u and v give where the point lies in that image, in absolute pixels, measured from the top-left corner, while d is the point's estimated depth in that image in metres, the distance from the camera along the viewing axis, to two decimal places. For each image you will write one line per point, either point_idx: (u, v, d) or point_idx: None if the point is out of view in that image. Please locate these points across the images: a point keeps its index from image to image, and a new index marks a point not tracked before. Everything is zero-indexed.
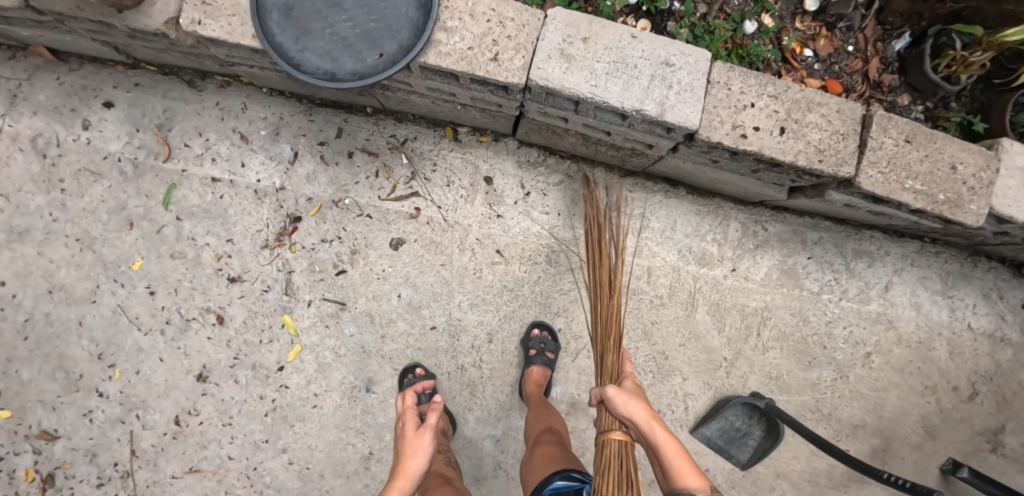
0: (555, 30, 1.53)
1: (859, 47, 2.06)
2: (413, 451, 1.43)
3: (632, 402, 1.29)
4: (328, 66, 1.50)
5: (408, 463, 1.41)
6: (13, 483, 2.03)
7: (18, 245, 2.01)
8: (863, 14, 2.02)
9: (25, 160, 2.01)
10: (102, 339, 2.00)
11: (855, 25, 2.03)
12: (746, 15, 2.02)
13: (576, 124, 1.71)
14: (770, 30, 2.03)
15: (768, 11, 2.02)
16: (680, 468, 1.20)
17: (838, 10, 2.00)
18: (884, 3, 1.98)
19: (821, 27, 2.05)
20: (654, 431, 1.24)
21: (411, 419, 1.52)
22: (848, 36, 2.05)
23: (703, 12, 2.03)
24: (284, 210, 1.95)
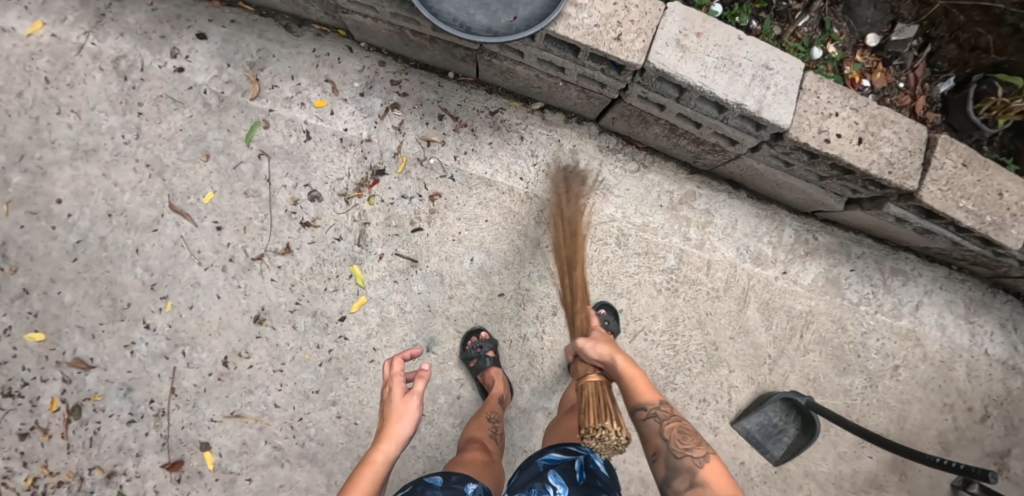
0: (673, 21, 1.64)
1: (909, 84, 2.25)
2: (399, 415, 1.31)
3: (598, 344, 1.39)
4: (463, 19, 1.59)
5: (394, 425, 1.29)
6: (36, 411, 1.93)
7: (83, 163, 1.97)
8: (915, 55, 2.23)
9: (104, 80, 1.99)
10: (158, 269, 1.95)
11: (907, 64, 2.23)
12: (815, 42, 2.17)
13: (671, 114, 1.82)
14: (834, 58, 2.19)
15: (834, 40, 2.19)
16: (635, 384, 1.29)
17: (896, 48, 2.20)
18: (935, 48, 2.21)
19: (878, 62, 2.23)
20: (619, 359, 1.34)
21: (397, 384, 1.38)
22: (901, 73, 2.24)
23: (778, 33, 2.18)
24: (367, 162, 1.97)
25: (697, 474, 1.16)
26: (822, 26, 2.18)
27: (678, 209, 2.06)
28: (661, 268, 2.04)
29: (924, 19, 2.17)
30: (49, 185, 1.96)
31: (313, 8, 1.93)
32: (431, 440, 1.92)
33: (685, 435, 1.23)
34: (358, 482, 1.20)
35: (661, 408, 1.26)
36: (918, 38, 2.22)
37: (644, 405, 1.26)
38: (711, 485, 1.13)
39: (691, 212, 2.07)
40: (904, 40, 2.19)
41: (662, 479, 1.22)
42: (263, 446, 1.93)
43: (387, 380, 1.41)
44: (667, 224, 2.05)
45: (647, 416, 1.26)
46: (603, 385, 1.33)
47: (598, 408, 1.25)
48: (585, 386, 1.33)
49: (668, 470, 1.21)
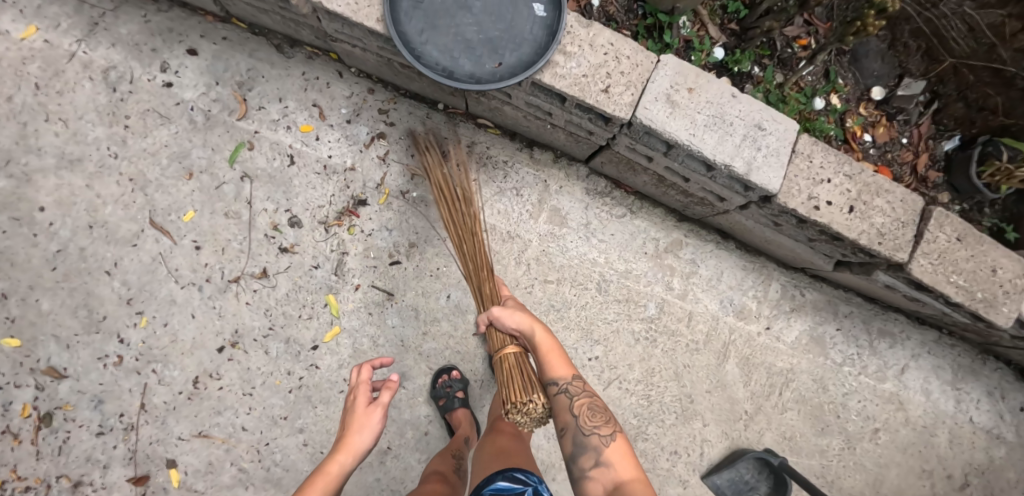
0: (665, 75, 1.58)
1: (913, 141, 2.17)
2: (358, 427, 1.31)
3: (517, 312, 1.42)
4: (446, 63, 1.56)
5: (352, 439, 1.29)
6: (7, 415, 1.94)
7: (67, 172, 1.96)
8: (921, 112, 2.16)
9: (92, 90, 1.98)
10: (135, 284, 1.95)
11: (912, 120, 2.16)
12: (817, 92, 2.10)
13: (658, 165, 1.77)
14: (836, 110, 2.12)
15: (837, 92, 2.11)
16: (551, 360, 1.37)
17: (900, 103, 2.14)
18: (942, 105, 2.14)
19: (882, 116, 2.15)
20: (537, 332, 1.40)
21: (364, 390, 1.37)
22: (905, 129, 2.17)
23: (780, 81, 2.09)
24: (350, 191, 1.96)
25: (603, 453, 1.29)
26: (826, 76, 2.11)
27: (663, 257, 2.03)
28: (640, 316, 2.01)
29: (932, 76, 2.11)
30: (32, 192, 1.96)
31: (304, 32, 1.91)
32: (395, 474, 1.90)
33: (594, 411, 1.34)
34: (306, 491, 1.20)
35: (573, 382, 1.36)
36: (925, 93, 2.15)
37: (559, 380, 1.36)
38: (614, 466, 1.27)
39: (676, 261, 2.03)
40: (910, 96, 2.13)
41: (568, 451, 1.33)
42: (228, 468, 1.94)
43: (353, 388, 1.40)
44: (650, 272, 2.02)
45: (558, 391, 1.36)
46: (521, 357, 1.44)
47: (517, 377, 1.40)
48: (503, 357, 1.43)
49: (574, 446, 1.32)
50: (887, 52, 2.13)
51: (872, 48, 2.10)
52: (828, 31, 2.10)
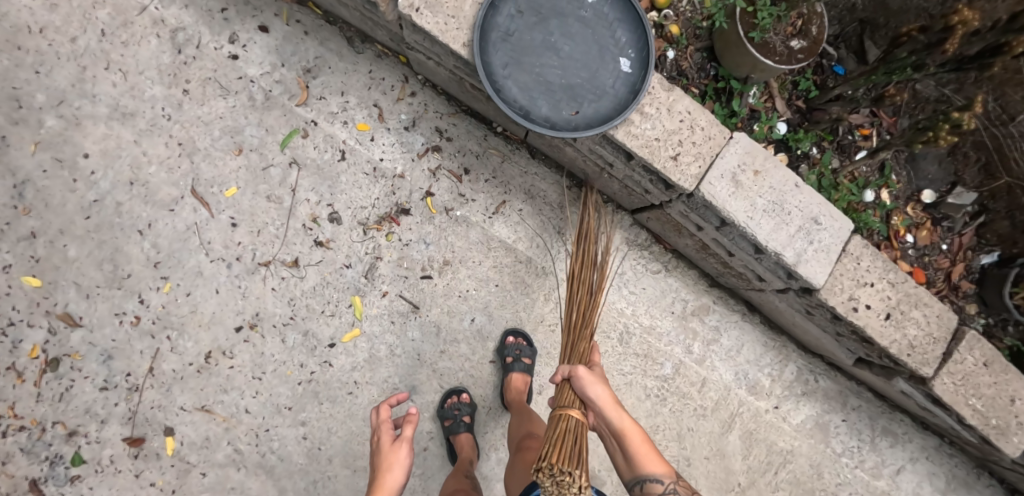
0: (734, 154, 1.57)
1: (951, 249, 1.99)
2: (389, 467, 1.35)
3: (599, 387, 1.39)
4: (524, 101, 1.57)
5: (385, 479, 1.33)
6: (14, 353, 1.92)
7: (118, 124, 1.95)
8: (965, 221, 1.98)
9: (158, 47, 1.96)
10: (165, 248, 1.94)
11: (955, 228, 1.98)
12: (869, 184, 1.91)
13: (706, 235, 1.75)
14: (884, 205, 1.93)
15: (889, 187, 1.93)
16: (640, 451, 1.29)
17: (949, 210, 1.95)
18: (989, 219, 1.95)
19: (927, 219, 1.97)
20: (616, 416, 1.34)
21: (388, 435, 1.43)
22: (946, 235, 1.99)
23: (835, 166, 1.89)
24: (394, 198, 1.95)
25: None
26: (879, 170, 1.93)
27: (688, 319, 2.00)
28: (655, 374, 1.98)
29: (985, 190, 1.93)
30: (80, 137, 1.94)
31: (380, 32, 1.89)
32: None
33: None
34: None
35: (675, 483, 1.27)
36: (975, 204, 1.97)
37: (659, 478, 1.26)
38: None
39: (700, 325, 2.01)
40: (959, 205, 1.94)
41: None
42: (224, 446, 1.94)
43: (376, 431, 1.46)
44: (673, 332, 1.99)
45: (662, 490, 1.26)
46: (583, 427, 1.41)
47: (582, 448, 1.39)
48: (562, 419, 1.41)
49: None
50: (945, 157, 1.96)
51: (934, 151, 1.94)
52: (893, 127, 1.94)
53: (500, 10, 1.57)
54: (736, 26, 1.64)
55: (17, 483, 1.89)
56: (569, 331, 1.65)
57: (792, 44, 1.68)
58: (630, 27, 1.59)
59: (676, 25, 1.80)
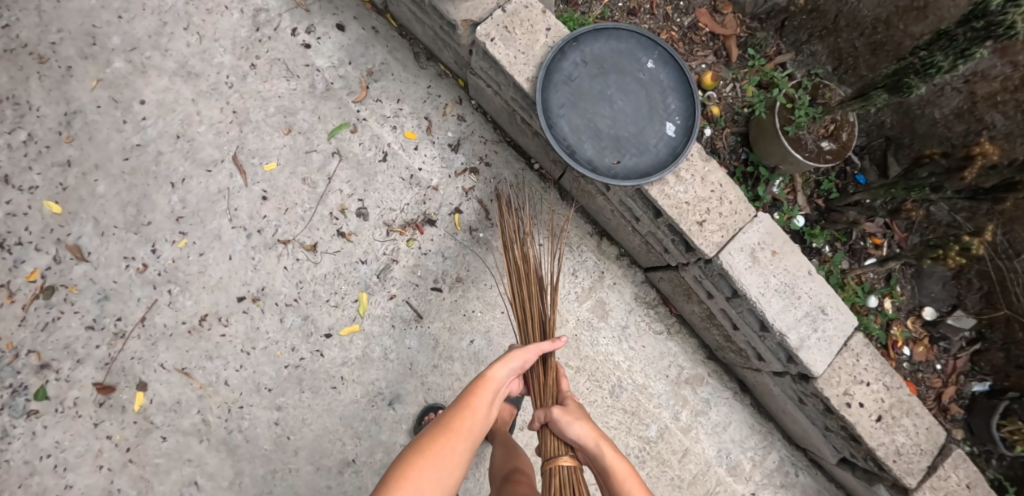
0: (756, 231, 1.64)
1: (945, 369, 2.04)
2: (502, 362, 1.36)
3: (579, 424, 1.34)
4: (572, 141, 1.66)
5: (498, 365, 1.34)
6: (13, 273, 1.91)
7: (181, 81, 2.03)
8: (962, 346, 2.03)
9: (238, 22, 2.08)
10: (192, 205, 1.97)
11: (952, 349, 2.03)
12: (874, 290, 1.99)
13: (715, 305, 1.79)
14: (886, 313, 2.00)
15: (892, 297, 2.00)
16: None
17: (947, 331, 2.01)
18: (986, 348, 2.00)
19: (925, 335, 2.03)
20: (604, 451, 1.26)
21: (507, 371, 1.35)
22: (942, 356, 2.04)
23: (844, 267, 1.97)
24: (424, 208, 2.01)
25: None
26: (886, 278, 2.01)
27: (681, 386, 2.01)
28: (639, 433, 1.96)
29: (984, 319, 1.98)
30: (142, 84, 2.03)
31: (447, 53, 2.01)
32: None
33: None
34: (436, 453, 1.12)
35: None
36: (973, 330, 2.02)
37: None
38: None
39: (691, 394, 2.01)
40: (957, 327, 2.01)
41: None
42: (193, 413, 1.90)
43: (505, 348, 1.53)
44: (664, 396, 1.99)
45: None
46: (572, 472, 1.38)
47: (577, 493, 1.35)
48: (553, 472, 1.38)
49: None
50: (949, 279, 2.02)
51: (938, 271, 2.01)
52: (904, 241, 2.01)
53: (567, 56, 1.69)
54: (773, 118, 1.75)
55: None
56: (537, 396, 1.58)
57: (823, 145, 1.78)
58: (681, 97, 1.71)
59: (717, 107, 1.92)
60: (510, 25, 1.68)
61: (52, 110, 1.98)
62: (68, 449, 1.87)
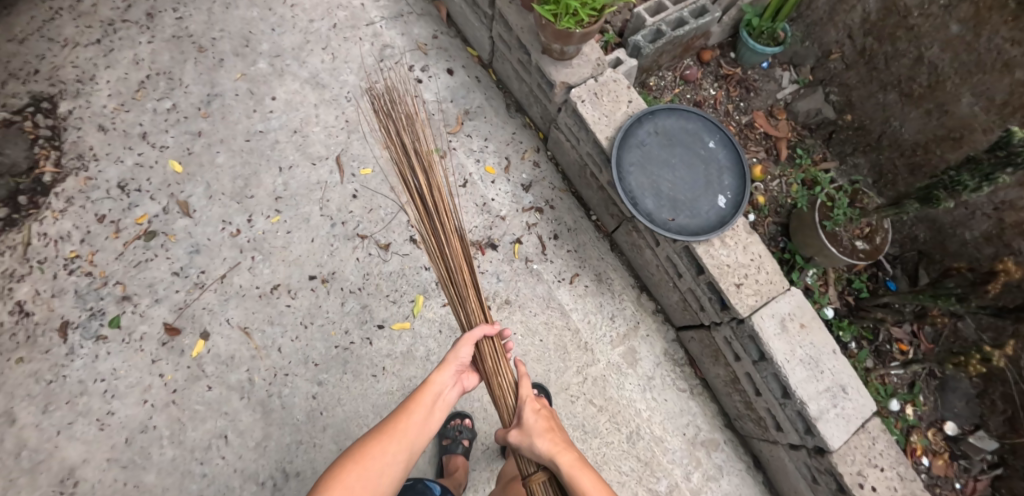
0: (788, 303, 1.83)
1: (963, 489, 2.08)
2: (443, 367, 1.46)
3: (541, 439, 1.33)
4: (636, 193, 1.91)
5: (439, 371, 1.45)
6: (126, 214, 2.18)
7: (310, 88, 2.39)
8: (982, 468, 2.09)
9: (367, 52, 2.46)
10: (291, 188, 2.24)
11: (972, 470, 2.09)
12: (896, 394, 2.10)
13: (741, 368, 1.93)
14: (906, 419, 2.09)
15: (915, 405, 2.11)
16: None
17: (968, 450, 2.08)
18: (1006, 474, 2.05)
19: (945, 450, 2.10)
20: (563, 463, 1.28)
21: (440, 380, 1.43)
22: (960, 474, 2.10)
23: (869, 366, 2.10)
24: (490, 233, 2.22)
25: None
26: (910, 385, 2.12)
27: (696, 446, 2.09)
28: (650, 484, 2.02)
29: (1007, 443, 2.05)
30: (276, 85, 2.39)
31: (535, 108, 2.32)
32: None
33: None
34: (364, 466, 1.21)
35: None
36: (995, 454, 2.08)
37: None
38: None
39: (705, 457, 2.08)
40: (980, 448, 2.08)
41: None
42: (243, 370, 2.05)
43: None
44: (679, 452, 2.07)
45: None
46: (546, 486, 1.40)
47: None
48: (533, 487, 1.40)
49: None
50: (973, 397, 2.12)
51: (962, 387, 2.12)
52: (931, 352, 2.11)
53: (643, 124, 1.97)
54: (812, 212, 1.99)
55: (52, 317, 2.06)
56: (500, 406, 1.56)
57: (856, 243, 1.99)
58: (735, 176, 1.96)
59: (763, 197, 2.18)
60: (599, 92, 1.99)
61: (198, 89, 2.37)
62: (123, 378, 2.02)
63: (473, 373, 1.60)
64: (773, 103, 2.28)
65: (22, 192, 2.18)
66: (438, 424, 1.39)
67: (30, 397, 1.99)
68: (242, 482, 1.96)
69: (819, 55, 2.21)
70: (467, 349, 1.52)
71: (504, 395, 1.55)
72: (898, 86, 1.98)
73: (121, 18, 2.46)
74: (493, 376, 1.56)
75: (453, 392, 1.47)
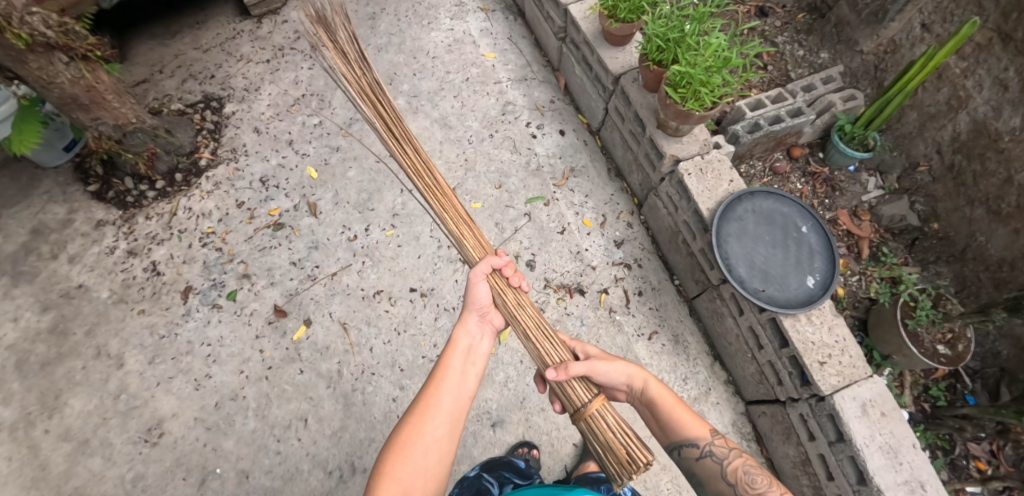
0: (869, 389, 1.86)
1: None
2: (460, 327, 1.47)
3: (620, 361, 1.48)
4: (731, 260, 2.07)
5: (458, 331, 1.46)
6: (262, 205, 2.45)
7: (438, 128, 2.70)
8: None
9: (492, 105, 2.77)
10: (408, 208, 2.48)
11: None
12: None
13: (814, 448, 1.97)
14: None
15: None
16: (683, 419, 1.43)
17: None
18: None
19: None
20: (648, 389, 1.45)
21: (463, 339, 1.44)
22: None
23: (944, 478, 2.07)
24: (579, 279, 2.39)
25: None
26: None
27: None
28: None
29: None
30: (410, 120, 2.71)
31: (636, 176, 2.54)
32: None
33: (751, 477, 1.38)
34: (408, 449, 1.22)
35: (716, 444, 1.40)
36: None
37: (698, 441, 1.40)
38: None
39: None
40: None
41: None
42: (334, 361, 2.18)
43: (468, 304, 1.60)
44: None
45: (701, 451, 1.40)
46: (603, 411, 1.46)
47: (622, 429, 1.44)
48: (595, 418, 1.45)
49: None
50: None
51: None
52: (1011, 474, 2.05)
53: (745, 200, 2.14)
54: (895, 309, 2.07)
55: (179, 280, 2.28)
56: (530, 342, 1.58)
57: (938, 347, 2.05)
58: (826, 261, 2.08)
59: (843, 289, 2.28)
60: (705, 167, 2.17)
61: (343, 112, 2.70)
62: (226, 347, 2.19)
63: (495, 310, 1.61)
64: (858, 204, 2.43)
65: (180, 170, 2.48)
66: (476, 382, 1.40)
67: (142, 347, 2.17)
68: (311, 467, 2.04)
69: (905, 166, 2.37)
70: (482, 287, 1.55)
71: (528, 329, 1.57)
72: (986, 203, 2.12)
73: (290, 45, 2.85)
74: (513, 310, 1.57)
75: (482, 343, 1.48)
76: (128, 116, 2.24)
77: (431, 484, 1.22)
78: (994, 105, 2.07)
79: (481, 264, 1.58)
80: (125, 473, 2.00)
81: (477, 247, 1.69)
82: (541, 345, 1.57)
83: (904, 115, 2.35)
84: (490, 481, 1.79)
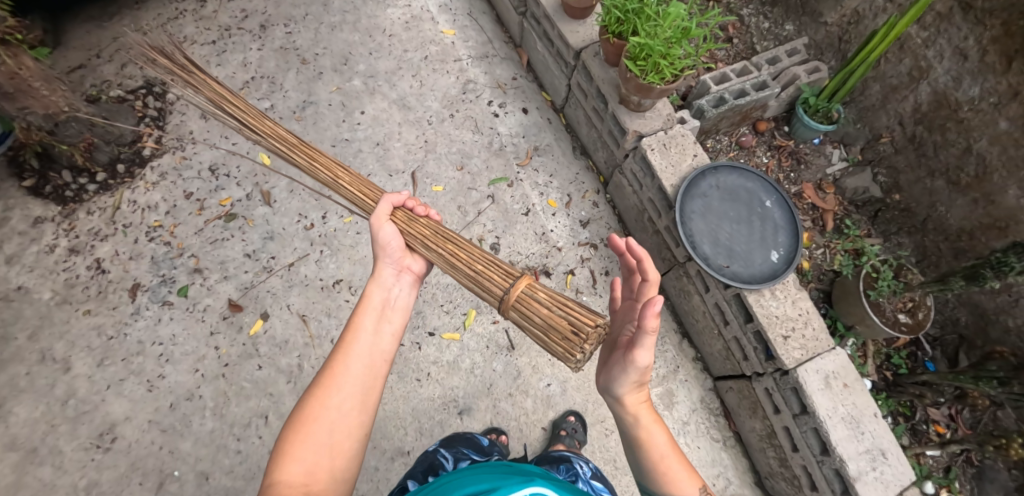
0: (831, 360, 1.88)
1: None
2: (374, 286, 1.39)
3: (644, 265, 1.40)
4: (695, 236, 2.05)
5: (372, 289, 1.38)
6: (211, 195, 2.34)
7: (397, 109, 2.60)
8: None
9: (452, 84, 2.68)
10: None
11: None
12: (931, 476, 2.07)
13: (779, 421, 1.98)
14: None
15: (950, 490, 2.06)
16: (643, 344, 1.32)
17: None
18: None
19: None
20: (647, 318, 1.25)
21: (379, 294, 1.37)
22: None
23: (905, 443, 2.11)
24: (545, 261, 2.35)
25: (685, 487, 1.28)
26: (946, 470, 2.09)
27: None
28: None
29: None
30: (367, 102, 2.60)
31: (601, 154, 2.49)
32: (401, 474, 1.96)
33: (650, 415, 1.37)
34: (311, 427, 1.13)
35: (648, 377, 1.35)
36: None
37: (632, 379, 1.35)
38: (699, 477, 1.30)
39: None
40: None
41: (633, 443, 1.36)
42: (295, 355, 2.12)
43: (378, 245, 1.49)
44: None
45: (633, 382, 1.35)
46: (531, 291, 1.41)
47: (555, 303, 1.39)
48: (523, 301, 1.40)
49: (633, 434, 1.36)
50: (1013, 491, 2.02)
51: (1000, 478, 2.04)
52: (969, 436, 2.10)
53: (709, 175, 2.11)
54: (857, 280, 2.08)
55: (126, 278, 2.18)
56: (442, 253, 1.47)
57: (899, 316, 2.07)
58: (789, 235, 2.07)
59: (807, 262, 2.29)
60: (668, 143, 2.13)
61: (296, 95, 2.58)
62: (180, 345, 2.10)
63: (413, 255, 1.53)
64: (822, 177, 2.42)
65: (122, 161, 2.34)
66: (393, 342, 1.31)
67: (90, 349, 2.07)
68: None
69: (869, 137, 2.37)
70: (387, 229, 1.48)
71: (426, 238, 1.49)
72: (946, 174, 2.13)
73: (237, 25, 2.70)
74: (411, 226, 1.51)
75: (400, 296, 1.41)
76: (59, 104, 2.05)
77: (338, 462, 1.12)
78: (954, 75, 2.05)
79: (382, 204, 1.52)
80: (77, 481, 1.92)
81: (353, 184, 1.65)
82: (446, 249, 1.48)
83: (867, 86, 2.33)
84: (444, 456, 1.70)
